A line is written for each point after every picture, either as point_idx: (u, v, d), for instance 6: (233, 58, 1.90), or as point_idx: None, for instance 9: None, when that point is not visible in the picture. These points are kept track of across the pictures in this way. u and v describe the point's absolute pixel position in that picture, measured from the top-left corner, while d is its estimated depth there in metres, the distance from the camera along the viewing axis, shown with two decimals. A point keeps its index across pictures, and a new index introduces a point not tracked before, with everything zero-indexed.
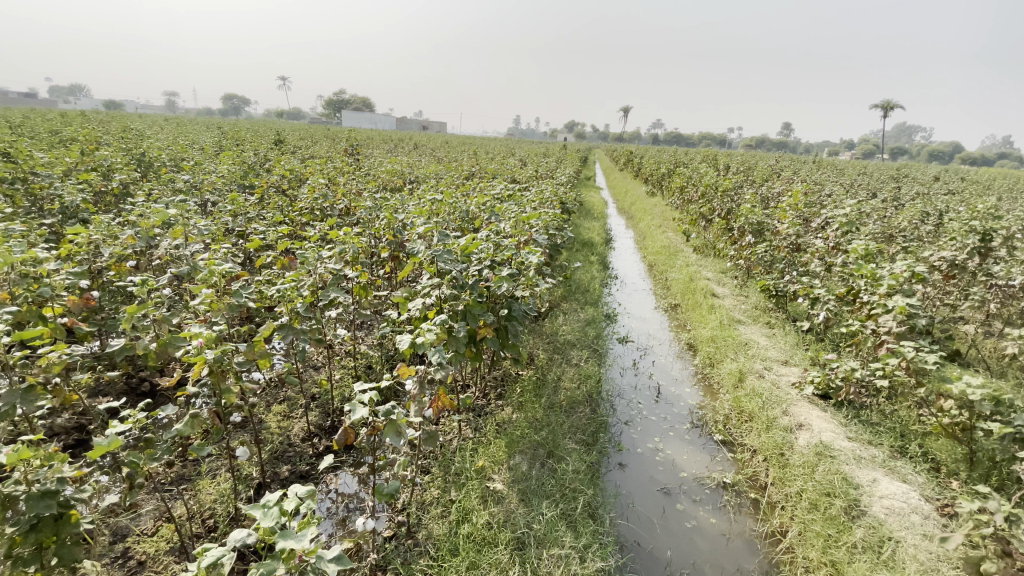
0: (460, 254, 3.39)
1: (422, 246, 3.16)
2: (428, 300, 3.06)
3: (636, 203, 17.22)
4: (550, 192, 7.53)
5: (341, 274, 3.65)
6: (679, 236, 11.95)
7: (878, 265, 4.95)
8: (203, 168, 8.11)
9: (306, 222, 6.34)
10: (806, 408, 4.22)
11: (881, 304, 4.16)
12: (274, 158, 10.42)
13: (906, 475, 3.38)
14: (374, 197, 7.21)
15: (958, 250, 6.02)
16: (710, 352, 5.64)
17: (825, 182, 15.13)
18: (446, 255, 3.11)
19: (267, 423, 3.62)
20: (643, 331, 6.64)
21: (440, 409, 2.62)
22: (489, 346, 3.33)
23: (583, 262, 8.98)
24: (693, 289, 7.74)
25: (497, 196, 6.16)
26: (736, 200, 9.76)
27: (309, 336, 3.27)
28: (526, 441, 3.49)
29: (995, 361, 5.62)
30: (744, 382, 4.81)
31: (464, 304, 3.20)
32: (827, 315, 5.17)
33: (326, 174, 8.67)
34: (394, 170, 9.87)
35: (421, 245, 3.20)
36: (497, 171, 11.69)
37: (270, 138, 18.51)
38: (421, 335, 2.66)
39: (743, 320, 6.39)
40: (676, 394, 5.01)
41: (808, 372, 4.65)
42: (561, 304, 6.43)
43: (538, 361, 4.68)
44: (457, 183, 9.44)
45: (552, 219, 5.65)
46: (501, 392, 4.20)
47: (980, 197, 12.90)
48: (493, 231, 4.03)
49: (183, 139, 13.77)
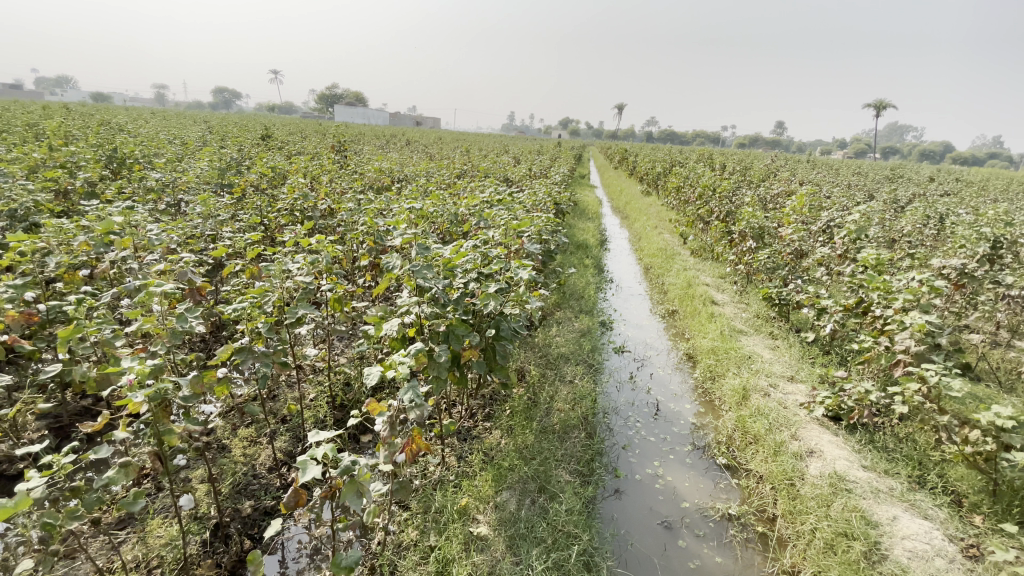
0: (443, 268, 3.05)
1: (399, 260, 2.82)
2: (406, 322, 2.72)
3: (632, 203, 16.93)
4: (544, 194, 7.20)
5: (313, 288, 3.31)
6: (676, 237, 11.67)
7: (891, 276, 4.68)
8: (179, 166, 7.69)
9: (285, 225, 5.97)
10: (816, 431, 3.94)
11: (897, 321, 3.89)
12: (257, 155, 9.99)
13: (926, 510, 3.11)
14: (359, 197, 6.86)
15: (969, 258, 5.78)
16: (711, 364, 5.36)
17: (821, 182, 14.91)
18: (426, 271, 2.77)
19: (230, 451, 3.29)
20: (639, 340, 6.35)
21: (415, 453, 2.26)
22: (474, 370, 3.03)
23: (578, 266, 8.67)
24: (691, 295, 7.46)
25: (487, 199, 5.84)
26: (734, 202, 9.48)
27: (273, 359, 2.94)
28: (515, 472, 3.19)
29: (1006, 374, 5.40)
30: (749, 400, 4.53)
31: (446, 324, 2.88)
32: (834, 328, 4.90)
33: (309, 172, 8.29)
34: (382, 168, 9.48)
35: (398, 258, 2.86)
36: (490, 170, 11.35)
37: (256, 132, 18.04)
38: (393, 366, 2.32)
39: (744, 329, 6.11)
40: (675, 411, 4.72)
41: (816, 390, 4.37)
42: (555, 312, 6.11)
43: (531, 378, 4.37)
44: (448, 182, 9.11)
45: (546, 224, 5.33)
46: (490, 413, 3.90)
47: (982, 199, 12.69)
48: (480, 240, 3.71)
49: (166, 133, 13.36)
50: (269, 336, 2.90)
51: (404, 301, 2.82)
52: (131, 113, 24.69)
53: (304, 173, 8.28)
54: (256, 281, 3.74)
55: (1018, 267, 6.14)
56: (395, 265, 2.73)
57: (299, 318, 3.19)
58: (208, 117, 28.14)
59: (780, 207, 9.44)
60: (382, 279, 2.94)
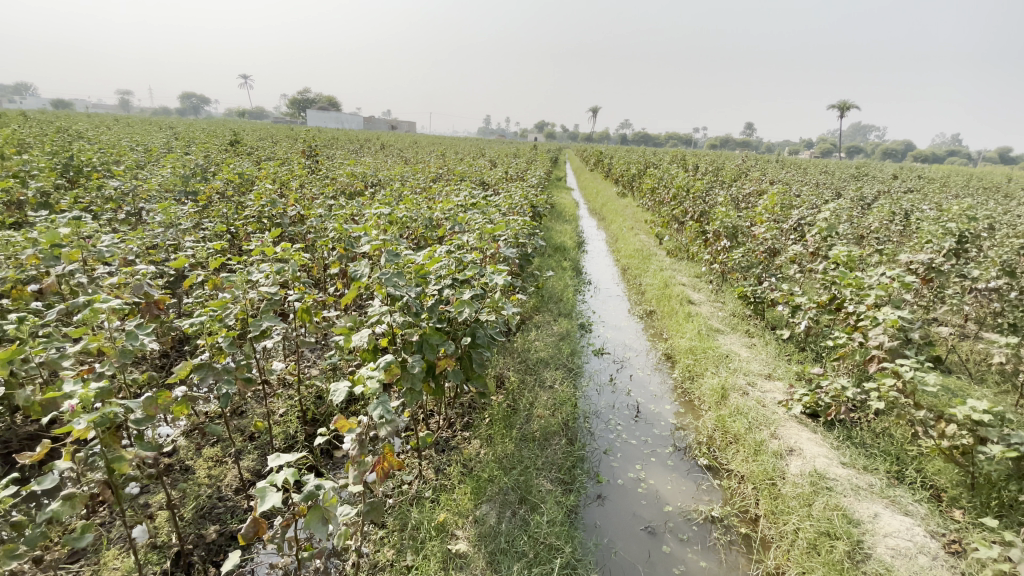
0: (414, 276, 2.94)
1: (368, 268, 2.70)
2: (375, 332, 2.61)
3: (607, 204, 17.03)
4: (520, 197, 7.14)
5: (278, 299, 3.17)
6: (652, 238, 11.75)
7: (861, 273, 4.75)
8: (140, 173, 7.39)
9: (252, 233, 5.77)
10: (795, 429, 3.95)
11: (870, 317, 3.93)
12: (223, 161, 9.69)
13: (906, 505, 3.12)
14: (330, 202, 6.69)
15: (934, 253, 5.92)
16: (689, 364, 5.37)
17: (790, 181, 15.25)
18: (397, 279, 2.66)
19: (195, 472, 3.12)
20: (618, 342, 6.32)
21: (387, 472, 2.14)
22: (449, 380, 2.93)
23: (555, 268, 8.63)
24: (668, 296, 7.48)
25: (462, 202, 5.75)
26: (708, 202, 9.59)
27: (236, 375, 2.78)
28: (495, 484, 3.10)
29: (973, 365, 5.54)
30: (728, 399, 4.53)
31: (419, 333, 2.77)
32: (809, 324, 4.95)
33: (278, 178, 8.06)
34: (355, 173, 9.31)
35: (367, 266, 2.74)
36: (465, 174, 11.26)
37: (224, 138, 17.59)
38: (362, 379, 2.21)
39: (721, 328, 6.14)
40: (655, 413, 4.69)
41: (793, 388, 4.40)
42: (533, 316, 6.04)
43: (509, 385, 4.28)
44: (422, 186, 8.98)
45: (522, 227, 5.26)
46: (468, 422, 3.80)
47: (942, 196, 13.14)
48: (454, 245, 3.62)
49: (128, 140, 12.91)
50: (231, 351, 2.75)
51: (374, 310, 2.70)
52: (91, 120, 23.85)
53: (273, 179, 8.05)
54: (220, 292, 3.59)
55: (980, 261, 6.33)
56: (363, 274, 2.62)
57: (264, 331, 3.04)
58: (174, 123, 27.36)
59: (752, 206, 9.59)
60: (350, 288, 2.82)
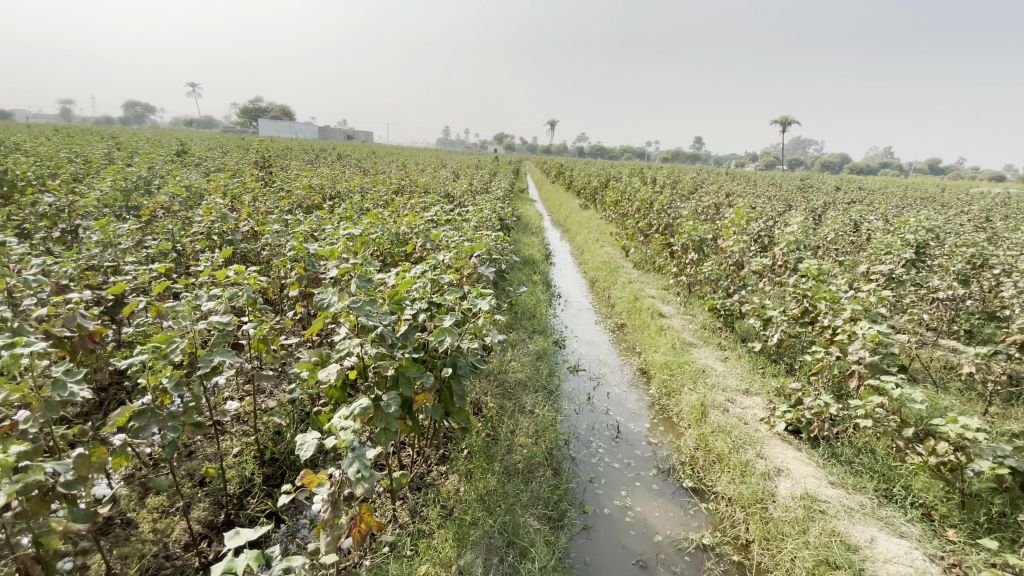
0: (388, 302, 2.67)
1: (336, 295, 2.40)
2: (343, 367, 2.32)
3: (571, 216, 17.10)
4: (489, 211, 6.94)
5: (230, 329, 2.82)
6: (617, 250, 11.78)
7: (832, 285, 4.81)
8: (74, 186, 6.76)
9: (202, 251, 5.31)
10: (779, 448, 3.90)
11: (848, 332, 3.94)
12: (169, 172, 9.05)
13: (899, 526, 3.09)
14: (286, 217, 6.28)
15: (894, 264, 6.11)
16: (666, 380, 5.27)
17: (745, 193, 15.77)
18: (370, 308, 2.38)
19: (137, 528, 2.74)
20: (593, 357, 6.18)
21: (364, 536, 1.89)
22: (427, 416, 2.67)
23: (525, 282, 8.47)
24: (639, 309, 7.44)
25: (430, 217, 5.49)
26: (672, 214, 9.69)
27: (185, 420, 2.43)
28: (479, 528, 2.87)
29: (934, 372, 5.72)
30: (709, 416, 4.45)
31: (394, 366, 2.51)
32: (782, 337, 4.97)
33: (230, 191, 7.55)
34: (313, 185, 8.88)
35: (335, 292, 2.43)
36: (429, 186, 10.99)
37: (170, 148, 16.66)
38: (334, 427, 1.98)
39: (694, 342, 6.11)
40: (636, 432, 4.55)
41: (774, 403, 4.36)
42: (507, 334, 5.82)
43: (487, 411, 4.04)
44: (385, 199, 8.65)
45: (495, 243, 5.06)
46: (445, 456, 3.54)
47: (885, 207, 13.87)
48: (429, 265, 3.37)
49: (61, 150, 11.97)
50: (176, 393, 2.39)
51: (343, 342, 2.41)
52: (22, 130, 22.08)
53: (224, 192, 7.54)
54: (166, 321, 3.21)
55: (933, 270, 6.59)
56: (332, 302, 2.32)
57: (216, 366, 2.69)
58: (115, 132, 25.72)
59: (714, 218, 9.75)
60: (315, 317, 2.51)
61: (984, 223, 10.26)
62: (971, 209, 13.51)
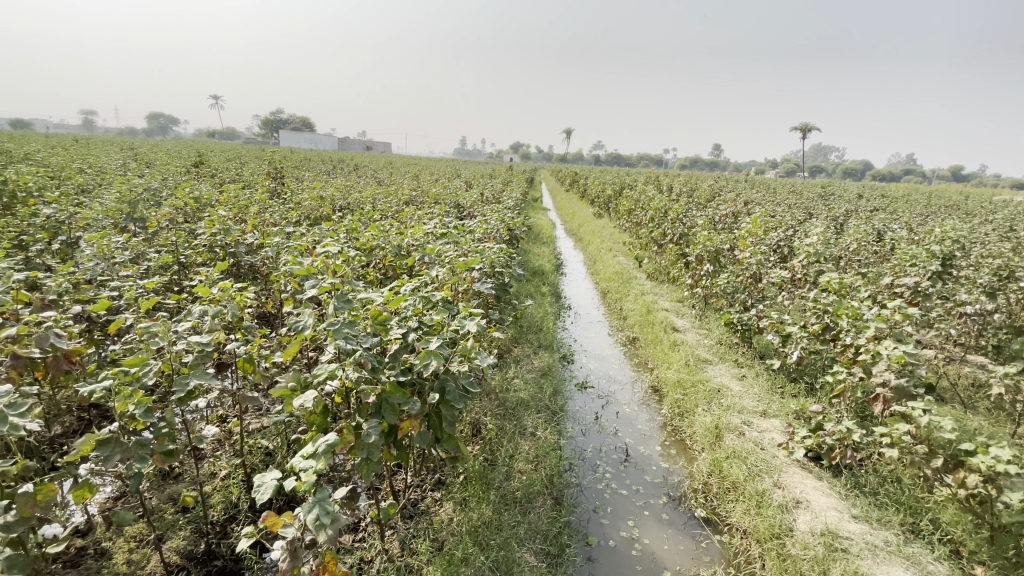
0: (371, 323, 2.50)
1: (312, 316, 2.22)
2: (318, 395, 2.16)
3: (585, 224, 16.86)
4: (496, 222, 6.78)
5: (210, 350, 2.69)
6: (631, 260, 11.51)
7: (854, 300, 4.52)
8: (82, 199, 6.79)
9: (202, 264, 5.25)
10: (799, 477, 3.63)
11: (872, 352, 3.67)
12: (181, 184, 9.10)
13: (927, 565, 2.81)
14: (290, 229, 6.21)
15: (920, 277, 5.77)
16: (678, 399, 5.02)
17: (763, 202, 15.37)
18: (348, 330, 2.22)
19: (111, 559, 2.62)
20: (602, 373, 5.96)
21: None
22: (413, 445, 2.49)
23: (534, 294, 8.27)
24: (651, 322, 7.18)
25: (432, 229, 5.37)
26: (687, 223, 9.42)
27: (154, 449, 2.32)
28: (470, 565, 2.69)
29: (965, 391, 5.35)
30: (723, 440, 4.20)
31: (376, 392, 2.35)
32: (801, 355, 4.70)
33: (238, 202, 7.55)
34: (321, 196, 8.85)
35: (312, 314, 2.24)
36: (440, 196, 10.91)
37: (188, 160, 16.92)
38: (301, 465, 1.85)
39: (709, 358, 5.83)
40: (645, 456, 4.31)
41: (792, 427, 4.09)
42: (512, 349, 5.63)
43: (486, 433, 3.85)
44: (393, 209, 8.56)
45: (497, 255, 4.89)
46: (440, 483, 3.36)
47: (911, 215, 13.36)
48: (422, 281, 3.21)
49: (79, 162, 12.18)
50: (145, 420, 2.29)
51: (321, 367, 2.25)
52: (49, 143, 22.74)
53: (231, 204, 7.52)
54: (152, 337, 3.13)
55: (964, 282, 6.21)
56: (306, 324, 2.15)
57: (193, 389, 2.57)
58: (137, 144, 26.42)
59: (731, 227, 9.44)
60: (291, 339, 2.35)
61: (1014, 232, 9.77)
62: (1001, 216, 12.92)
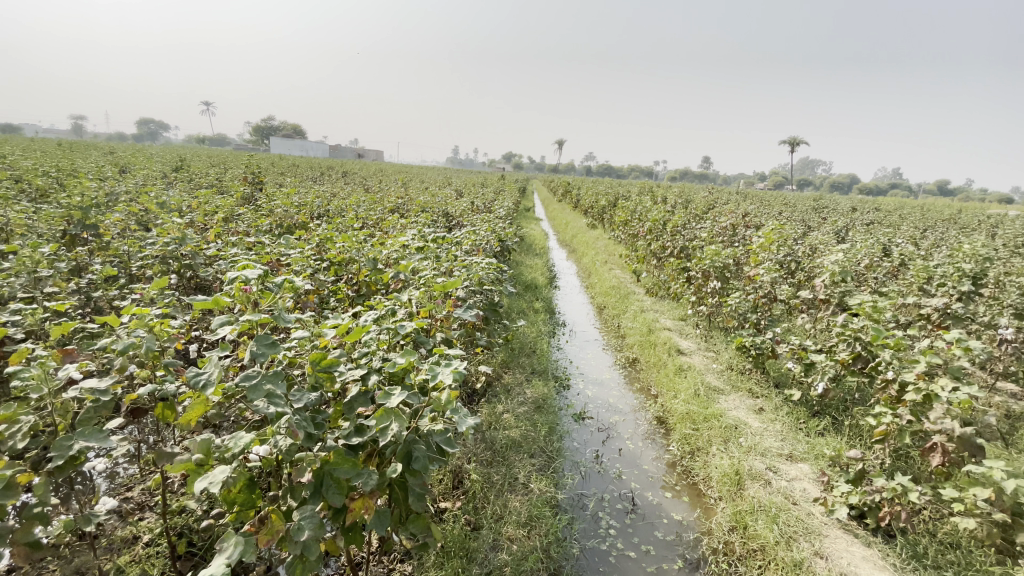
0: (310, 370, 1.88)
1: (216, 370, 1.63)
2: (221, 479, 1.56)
3: (577, 236, 16.36)
4: (485, 233, 6.19)
5: (108, 399, 2.10)
6: (627, 274, 10.97)
7: (890, 328, 3.98)
8: (29, 202, 6.13)
9: (150, 277, 4.60)
10: (843, 543, 3.05)
11: (923, 391, 3.12)
12: (145, 188, 8.38)
13: None
14: (256, 238, 5.57)
15: (949, 298, 5.25)
16: (689, 436, 4.45)
17: (760, 214, 14.91)
18: (272, 387, 1.60)
19: None
20: (601, 402, 5.36)
21: None
22: (367, 530, 1.87)
23: (526, 310, 7.68)
24: (653, 343, 6.60)
25: (412, 240, 4.77)
26: (688, 236, 8.89)
27: (7, 542, 1.70)
28: None
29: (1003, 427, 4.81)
30: (746, 490, 3.62)
31: (312, 467, 1.74)
32: (828, 388, 4.15)
33: (203, 208, 6.89)
34: (299, 203, 8.22)
35: (217, 366, 1.64)
36: (427, 204, 10.30)
37: (165, 163, 16.14)
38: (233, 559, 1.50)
39: (720, 386, 5.26)
40: (655, 505, 3.72)
41: (827, 475, 3.52)
42: (502, 376, 5.01)
43: (470, 486, 3.25)
44: (376, 217, 7.94)
45: (485, 271, 4.29)
46: (411, 555, 2.75)
47: (912, 230, 12.95)
48: (391, 308, 2.63)
49: (41, 163, 11.37)
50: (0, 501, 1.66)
51: (232, 437, 1.63)
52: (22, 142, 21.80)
53: (198, 211, 6.88)
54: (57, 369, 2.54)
55: (992, 304, 5.70)
56: (210, 381, 1.58)
57: (80, 453, 1.98)
58: (117, 146, 25.60)
59: (734, 241, 8.93)
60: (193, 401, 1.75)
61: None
62: (1001, 231, 12.62)
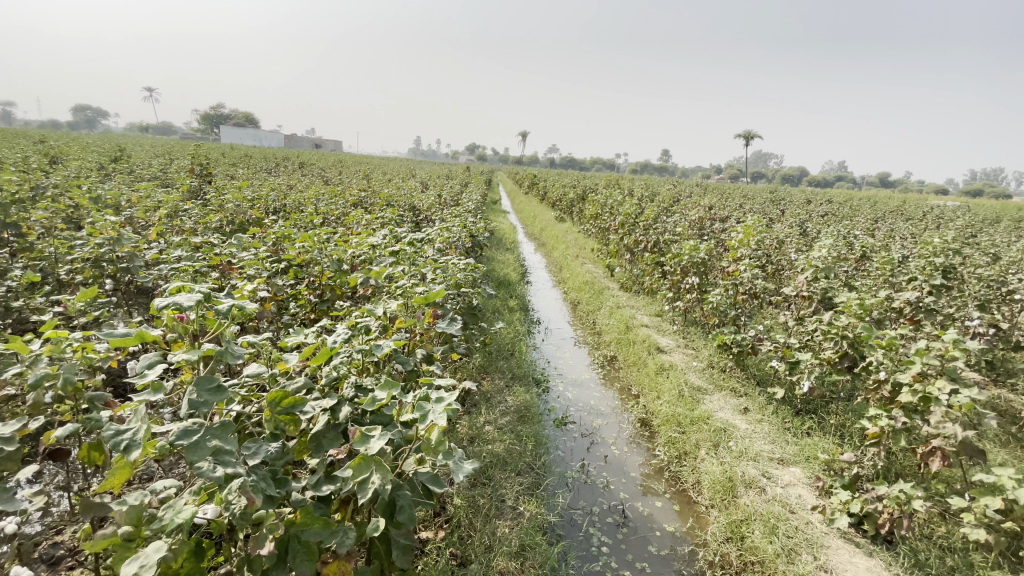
0: (270, 412, 1.56)
1: (141, 428, 1.29)
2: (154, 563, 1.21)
3: (546, 229, 16.15)
4: (458, 229, 5.86)
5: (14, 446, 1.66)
6: (599, 269, 10.83)
7: (877, 326, 3.90)
8: None
9: (80, 284, 4.05)
10: (845, 554, 2.95)
11: (921, 393, 3.03)
12: (77, 181, 7.59)
13: None
14: (205, 236, 5.05)
15: (922, 291, 5.27)
16: (676, 440, 4.30)
17: (725, 207, 15.08)
18: (219, 446, 1.27)
19: None
20: (582, 404, 5.16)
21: None
22: None
23: (500, 309, 7.40)
24: (631, 341, 6.45)
25: (381, 239, 4.39)
26: (661, 229, 8.79)
27: None
28: None
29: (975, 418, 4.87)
30: (740, 497, 3.49)
31: (275, 532, 1.42)
32: (815, 387, 4.06)
33: (143, 203, 6.23)
34: (254, 198, 7.63)
35: (144, 422, 1.30)
36: (393, 198, 9.83)
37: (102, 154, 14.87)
38: None
39: (703, 385, 5.14)
40: (646, 515, 3.53)
41: (822, 480, 3.42)
42: (481, 384, 4.74)
43: (454, 513, 2.97)
44: (340, 212, 7.47)
45: (461, 272, 3.96)
46: None
47: (868, 223, 13.37)
48: (362, 322, 2.30)
49: None
50: None
51: (168, 508, 1.29)
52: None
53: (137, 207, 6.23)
54: None
55: (959, 296, 5.78)
56: (136, 441, 1.24)
57: None
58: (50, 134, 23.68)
59: (706, 234, 8.89)
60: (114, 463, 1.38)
61: (973, 239, 9.79)
62: (949, 223, 13.16)
